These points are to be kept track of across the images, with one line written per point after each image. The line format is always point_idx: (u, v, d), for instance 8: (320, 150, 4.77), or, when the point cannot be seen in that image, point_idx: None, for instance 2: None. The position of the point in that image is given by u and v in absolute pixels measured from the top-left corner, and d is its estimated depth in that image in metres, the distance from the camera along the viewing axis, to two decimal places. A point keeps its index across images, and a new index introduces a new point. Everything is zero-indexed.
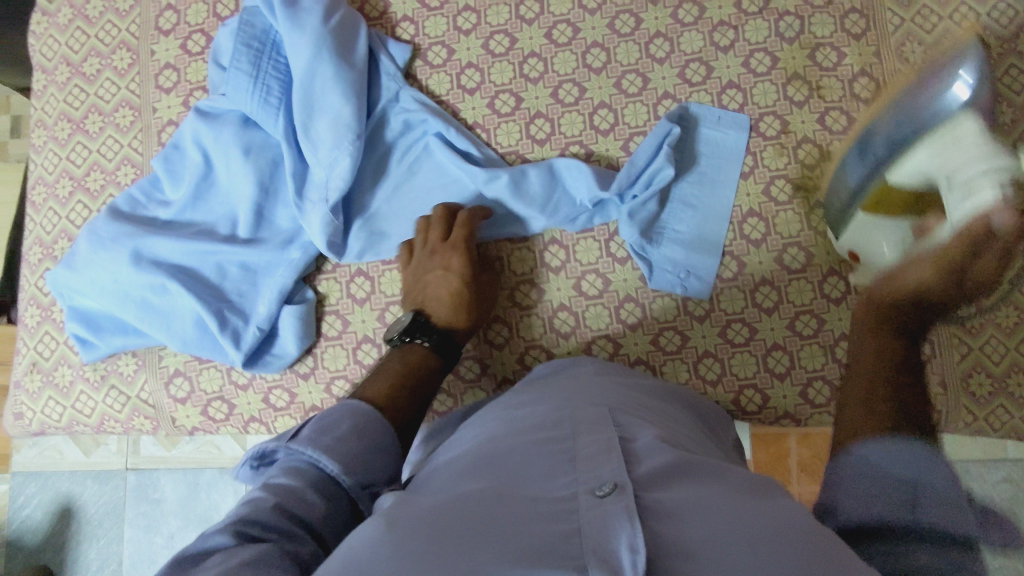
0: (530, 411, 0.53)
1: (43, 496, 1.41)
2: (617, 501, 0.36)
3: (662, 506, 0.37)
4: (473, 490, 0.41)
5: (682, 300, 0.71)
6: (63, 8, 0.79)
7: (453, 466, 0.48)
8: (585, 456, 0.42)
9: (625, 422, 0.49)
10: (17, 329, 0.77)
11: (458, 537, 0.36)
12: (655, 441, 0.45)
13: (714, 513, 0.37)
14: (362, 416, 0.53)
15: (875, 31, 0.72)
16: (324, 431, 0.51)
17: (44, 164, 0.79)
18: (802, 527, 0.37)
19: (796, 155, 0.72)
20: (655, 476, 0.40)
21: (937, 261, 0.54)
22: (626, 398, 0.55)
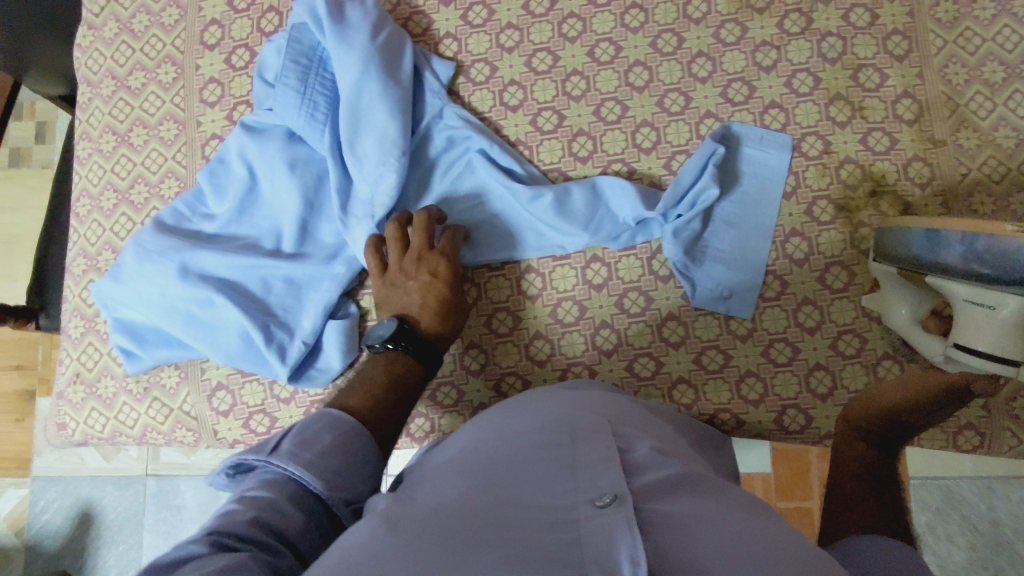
0: (528, 414, 0.54)
1: (63, 501, 1.40)
2: (616, 513, 0.38)
3: (661, 520, 0.39)
4: (476, 495, 0.43)
5: (725, 319, 0.72)
6: (109, 22, 0.81)
7: (452, 462, 0.50)
8: (587, 466, 0.44)
9: (624, 433, 0.50)
10: (60, 339, 0.78)
11: (464, 541, 0.38)
12: (653, 453, 0.47)
13: (705, 529, 0.39)
14: (344, 429, 0.51)
15: (917, 52, 0.73)
16: (305, 442, 0.49)
17: (89, 177, 0.79)
18: (794, 544, 0.39)
19: (838, 176, 0.72)
20: (653, 490, 0.42)
21: (906, 386, 0.63)
22: (627, 413, 0.57)
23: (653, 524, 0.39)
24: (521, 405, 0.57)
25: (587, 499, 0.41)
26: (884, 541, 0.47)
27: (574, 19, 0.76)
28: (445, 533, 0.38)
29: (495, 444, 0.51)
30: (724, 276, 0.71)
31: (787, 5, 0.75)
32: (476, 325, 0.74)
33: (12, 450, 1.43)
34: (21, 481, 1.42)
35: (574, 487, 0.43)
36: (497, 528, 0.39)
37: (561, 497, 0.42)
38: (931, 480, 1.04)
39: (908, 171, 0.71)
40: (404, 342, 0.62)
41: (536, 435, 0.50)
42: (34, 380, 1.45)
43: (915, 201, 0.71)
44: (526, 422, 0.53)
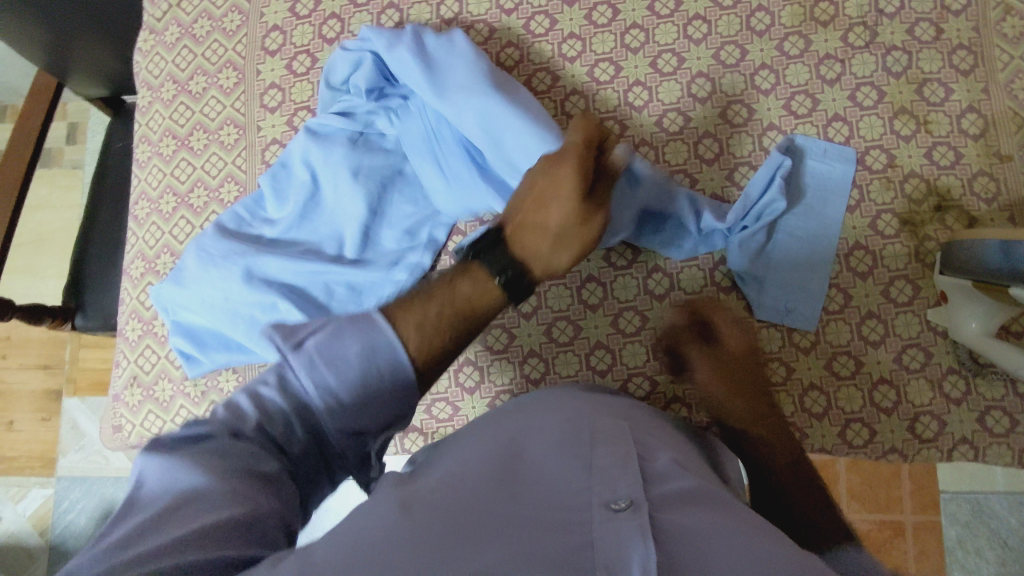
0: (544, 407, 0.53)
1: (88, 501, 1.39)
2: (630, 520, 0.38)
3: (673, 530, 0.38)
4: (486, 485, 0.42)
5: (787, 332, 0.71)
6: (171, 27, 0.83)
7: (464, 447, 0.49)
8: (603, 467, 0.43)
9: (644, 441, 0.49)
10: (117, 341, 0.79)
11: (470, 533, 0.37)
12: (673, 465, 0.46)
13: (717, 543, 0.38)
14: (379, 352, 0.41)
15: (983, 67, 0.72)
16: (332, 354, 0.41)
17: (149, 180, 0.81)
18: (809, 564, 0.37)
19: (903, 190, 0.72)
20: (667, 501, 0.41)
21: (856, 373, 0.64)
22: (643, 418, 0.55)
23: (665, 533, 0.38)
24: (537, 402, 0.56)
25: (601, 500, 0.40)
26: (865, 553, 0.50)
27: (636, 30, 0.76)
28: (452, 524, 0.38)
29: (509, 434, 0.49)
30: (783, 293, 0.71)
31: (851, 18, 0.74)
32: (537, 333, 0.74)
33: (36, 449, 1.43)
34: (46, 481, 1.42)
35: (589, 484, 0.42)
36: (506, 523, 0.38)
37: (574, 495, 0.41)
38: (962, 493, 1.02)
39: (973, 186, 0.71)
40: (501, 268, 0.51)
41: (553, 429, 0.49)
42: (61, 380, 1.44)
43: (980, 215, 0.70)
44: (543, 417, 0.52)
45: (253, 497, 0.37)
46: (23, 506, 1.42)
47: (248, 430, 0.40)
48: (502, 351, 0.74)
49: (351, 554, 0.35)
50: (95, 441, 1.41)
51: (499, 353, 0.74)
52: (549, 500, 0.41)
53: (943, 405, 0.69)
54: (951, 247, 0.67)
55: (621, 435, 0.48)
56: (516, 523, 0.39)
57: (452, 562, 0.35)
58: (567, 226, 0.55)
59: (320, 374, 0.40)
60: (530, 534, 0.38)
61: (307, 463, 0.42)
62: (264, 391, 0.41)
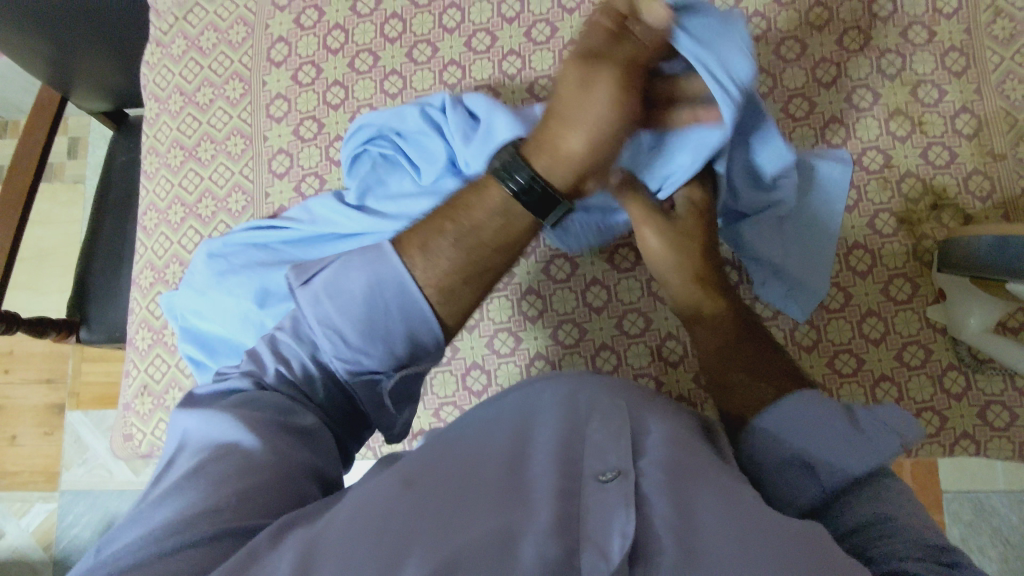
0: (547, 388, 0.58)
1: (93, 515, 1.38)
2: (615, 491, 0.43)
3: (656, 497, 0.44)
4: (487, 468, 0.47)
5: (789, 330, 0.73)
6: (178, 40, 0.84)
7: (473, 433, 0.54)
8: (595, 442, 0.48)
9: (639, 414, 0.54)
10: (127, 351, 0.79)
11: (469, 508, 0.43)
12: (664, 437, 0.50)
13: (694, 511, 0.43)
14: (376, 284, 0.50)
15: (975, 69, 0.74)
16: (337, 288, 0.51)
17: (157, 191, 0.82)
18: (776, 526, 0.42)
19: (900, 189, 0.73)
20: (651, 472, 0.46)
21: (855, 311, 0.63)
22: (643, 394, 0.59)
23: (648, 501, 0.44)
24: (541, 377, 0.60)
25: (591, 470, 0.45)
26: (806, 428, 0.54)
27: None
28: (455, 503, 0.44)
29: (514, 419, 0.54)
30: (782, 258, 0.70)
31: (845, 22, 0.76)
32: (542, 336, 0.75)
33: (40, 463, 1.43)
34: (50, 494, 1.42)
35: (580, 455, 0.47)
36: (505, 499, 0.44)
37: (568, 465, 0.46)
38: (964, 492, 1.02)
39: (968, 184, 0.72)
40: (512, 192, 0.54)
41: (552, 406, 0.53)
42: (65, 394, 1.44)
43: (975, 213, 0.72)
44: (543, 394, 0.56)
45: (283, 439, 0.48)
46: (27, 520, 1.41)
47: (270, 377, 0.52)
48: (508, 354, 0.75)
49: (369, 528, 0.41)
50: (98, 454, 1.41)
51: (506, 357, 0.75)
52: (545, 468, 0.46)
53: (944, 401, 0.70)
54: (947, 245, 0.69)
55: (615, 406, 0.52)
56: (514, 497, 0.44)
57: (458, 533, 0.41)
58: (598, 124, 0.53)
59: (328, 308, 0.50)
60: (527, 505, 0.43)
61: (337, 405, 0.54)
62: (282, 339, 0.54)
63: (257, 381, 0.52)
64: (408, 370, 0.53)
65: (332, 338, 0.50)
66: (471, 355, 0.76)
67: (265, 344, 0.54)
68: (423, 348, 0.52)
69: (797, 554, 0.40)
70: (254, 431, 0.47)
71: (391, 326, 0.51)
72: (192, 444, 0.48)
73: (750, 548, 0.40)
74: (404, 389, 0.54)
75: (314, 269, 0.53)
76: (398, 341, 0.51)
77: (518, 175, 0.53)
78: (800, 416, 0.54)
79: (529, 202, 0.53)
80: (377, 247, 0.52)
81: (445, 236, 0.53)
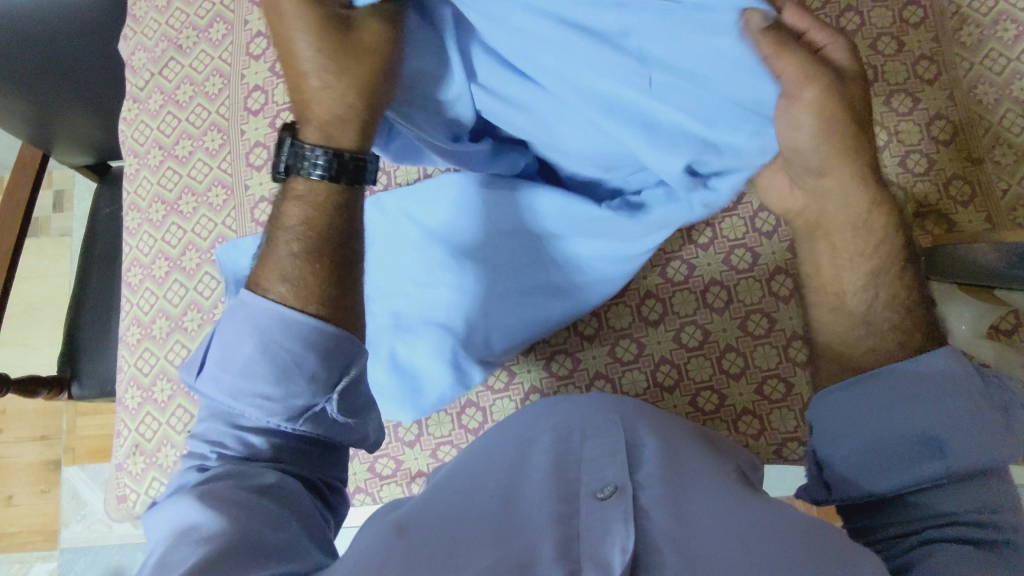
0: (540, 415, 0.57)
1: (92, 572, 1.35)
2: (615, 506, 0.43)
3: (655, 509, 0.43)
4: (484, 501, 0.47)
5: (783, 346, 0.71)
6: (155, 95, 0.85)
7: (469, 469, 0.53)
8: (591, 459, 0.48)
9: (635, 426, 0.53)
10: (117, 411, 0.78)
11: (469, 543, 0.43)
12: (660, 447, 0.50)
13: (696, 515, 0.43)
14: (262, 330, 0.49)
15: (947, 75, 0.74)
16: (232, 353, 0.50)
17: (140, 247, 0.82)
18: (777, 521, 0.42)
19: None
20: (651, 480, 0.46)
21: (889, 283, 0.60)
22: (635, 404, 0.58)
23: (648, 513, 0.43)
24: (537, 405, 0.60)
25: (588, 489, 0.45)
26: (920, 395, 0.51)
27: None
28: (449, 539, 0.43)
29: (510, 448, 0.54)
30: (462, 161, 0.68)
31: None
32: (535, 369, 0.74)
33: (37, 522, 1.40)
34: (50, 554, 1.39)
35: (577, 477, 0.47)
36: (502, 527, 0.43)
37: (565, 486, 0.46)
38: None
39: (949, 191, 0.73)
40: (337, 176, 0.52)
41: (548, 432, 0.53)
42: (60, 450, 1.42)
43: (959, 219, 0.72)
44: (539, 421, 0.56)
45: (251, 501, 0.46)
46: None
47: (212, 461, 0.50)
48: (503, 390, 0.75)
49: None
50: (96, 509, 1.38)
51: (500, 393, 0.75)
52: (541, 493, 0.45)
53: None
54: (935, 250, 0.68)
55: (610, 423, 0.52)
56: (513, 523, 0.44)
57: (457, 570, 0.40)
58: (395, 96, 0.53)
59: (233, 380, 0.50)
60: (525, 528, 0.43)
61: (299, 451, 0.52)
62: (205, 427, 0.52)
63: (202, 466, 0.50)
64: (342, 384, 0.50)
65: (257, 403, 0.49)
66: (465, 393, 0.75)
67: (196, 434, 0.52)
68: (344, 356, 0.50)
69: (796, 553, 0.39)
70: (205, 501, 0.46)
71: (295, 352, 0.49)
72: (156, 542, 0.46)
73: (753, 547, 0.40)
74: (351, 401, 0.52)
75: (206, 357, 0.51)
76: (309, 360, 0.49)
77: (317, 160, 0.52)
78: (928, 389, 0.51)
79: (343, 175, 0.53)
80: (244, 304, 0.50)
81: (292, 252, 0.51)
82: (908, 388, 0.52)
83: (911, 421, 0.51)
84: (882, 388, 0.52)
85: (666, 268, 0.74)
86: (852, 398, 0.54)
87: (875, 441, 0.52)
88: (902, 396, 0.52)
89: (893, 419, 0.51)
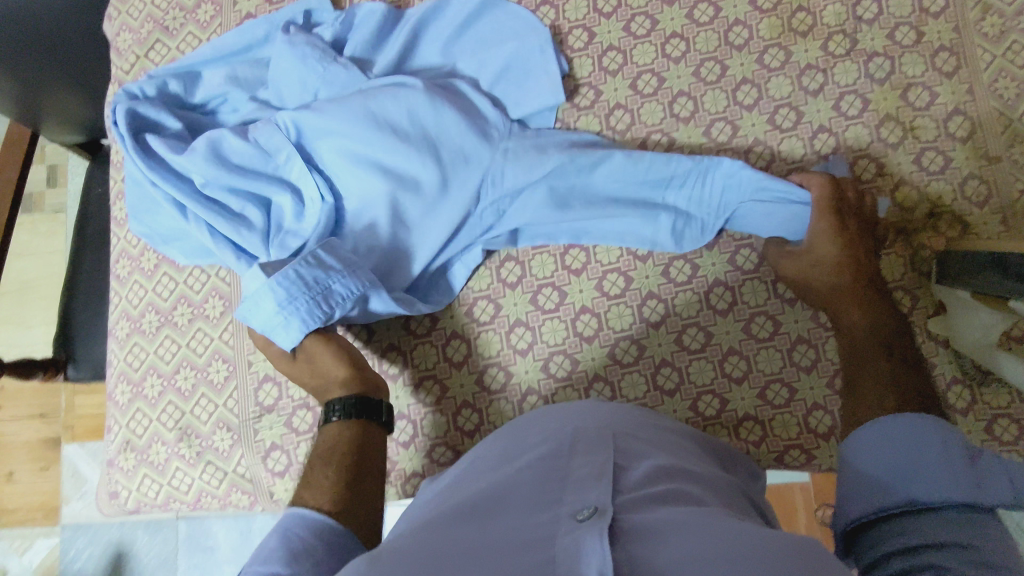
0: (530, 434, 0.55)
1: (95, 548, 1.37)
2: (593, 524, 0.40)
3: (636, 536, 0.41)
4: (459, 520, 0.45)
5: (787, 351, 0.69)
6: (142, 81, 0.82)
7: (449, 488, 0.52)
8: (575, 479, 0.46)
9: (629, 445, 0.52)
10: (107, 405, 0.78)
11: (442, 565, 0.40)
12: (652, 470, 0.49)
13: (684, 538, 0.40)
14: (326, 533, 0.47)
15: (966, 68, 0.71)
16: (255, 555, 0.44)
17: (128, 238, 0.81)
18: (772, 544, 0.39)
19: (895, 198, 0.70)
20: (637, 502, 0.44)
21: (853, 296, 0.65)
22: (634, 422, 0.57)
23: (629, 538, 0.41)
24: (528, 420, 0.58)
25: (570, 510, 0.43)
26: (943, 443, 0.50)
27: (613, 52, 0.77)
28: (421, 565, 0.40)
29: (495, 464, 0.52)
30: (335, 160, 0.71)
31: (830, 27, 0.74)
32: (533, 370, 0.73)
33: (36, 499, 1.40)
34: (51, 530, 1.39)
35: (561, 500, 0.44)
36: (477, 551, 0.41)
37: (546, 512, 0.44)
38: None
39: (964, 190, 0.69)
40: None
41: (534, 451, 0.51)
42: (57, 428, 1.41)
43: (973, 220, 0.69)
44: (528, 438, 0.54)
45: None
46: (29, 557, 1.39)
47: None
48: (500, 391, 0.73)
49: None
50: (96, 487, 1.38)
51: (496, 394, 0.73)
52: (524, 521, 0.43)
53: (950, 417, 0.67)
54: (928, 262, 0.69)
55: (601, 441, 0.51)
56: (487, 547, 0.41)
57: None
58: None
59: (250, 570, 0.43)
60: (500, 553, 0.40)
61: None
62: None
63: None
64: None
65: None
66: (461, 393, 0.73)
67: None
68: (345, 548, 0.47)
69: (788, 566, 0.37)
70: None
71: (312, 545, 0.45)
72: None
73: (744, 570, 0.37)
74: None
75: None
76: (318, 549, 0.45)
77: None
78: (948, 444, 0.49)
79: None
80: (287, 512, 0.48)
81: None
82: (929, 430, 0.51)
83: (926, 456, 0.49)
84: (901, 424, 0.52)
85: (669, 267, 0.72)
86: (880, 430, 0.53)
87: (884, 476, 0.51)
88: (928, 435, 0.51)
89: (910, 451, 0.51)
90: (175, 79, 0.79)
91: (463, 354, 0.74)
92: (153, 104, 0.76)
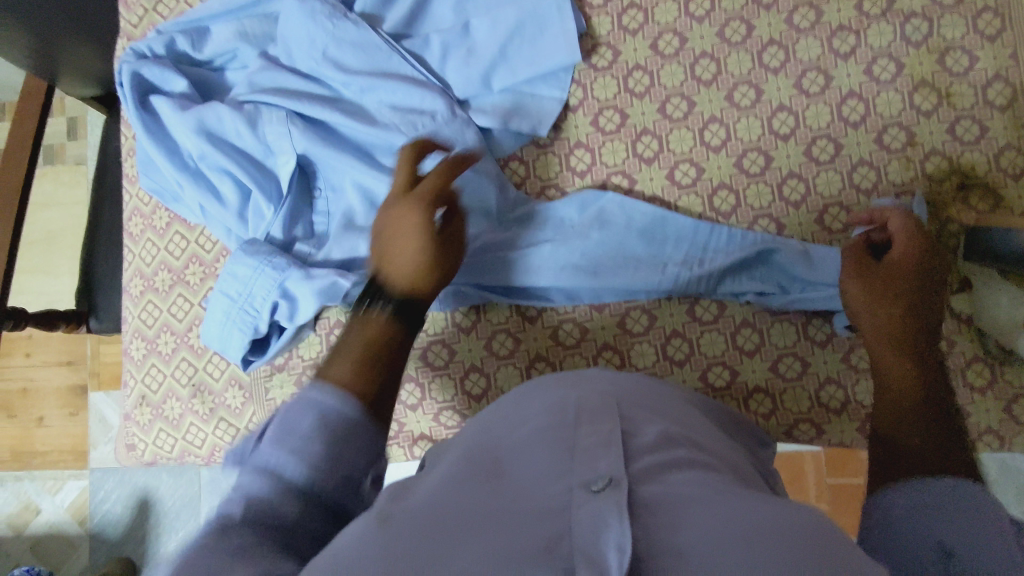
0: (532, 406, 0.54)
1: (123, 490, 1.42)
2: (609, 498, 0.39)
3: (648, 508, 0.39)
4: (465, 488, 0.44)
5: (801, 324, 0.68)
6: None
7: (451, 457, 0.50)
8: (584, 449, 0.45)
9: (632, 416, 0.51)
10: (123, 361, 0.79)
11: (452, 534, 0.38)
12: (659, 440, 0.48)
13: (700, 514, 0.39)
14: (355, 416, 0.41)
15: (1012, 31, 0.67)
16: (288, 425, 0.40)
17: (140, 196, 0.81)
18: (790, 519, 0.38)
19: (924, 168, 0.67)
20: (648, 473, 0.43)
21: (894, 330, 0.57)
22: (638, 393, 0.55)
23: (642, 510, 0.39)
24: (531, 390, 0.57)
25: (580, 482, 0.41)
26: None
27: (634, 9, 0.74)
28: (432, 531, 0.38)
29: (498, 436, 0.51)
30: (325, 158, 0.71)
31: None
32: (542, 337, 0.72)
33: (68, 442, 1.45)
34: (81, 472, 1.44)
35: (571, 469, 0.43)
36: (486, 520, 0.39)
37: (556, 481, 0.42)
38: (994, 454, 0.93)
39: (1001, 161, 0.66)
40: None
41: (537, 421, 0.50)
42: (85, 375, 1.45)
43: (1008, 194, 0.65)
44: (529, 410, 0.53)
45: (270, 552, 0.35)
46: (60, 497, 1.44)
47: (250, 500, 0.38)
48: (508, 356, 0.73)
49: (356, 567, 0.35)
50: None
51: (504, 359, 0.73)
52: (534, 491, 0.42)
53: (967, 396, 0.65)
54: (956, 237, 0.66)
55: (606, 412, 0.50)
56: (496, 517, 0.40)
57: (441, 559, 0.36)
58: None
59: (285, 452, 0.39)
60: (511, 524, 0.39)
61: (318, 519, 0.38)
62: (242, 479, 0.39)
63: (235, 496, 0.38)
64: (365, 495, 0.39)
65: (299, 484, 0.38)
66: (470, 358, 0.73)
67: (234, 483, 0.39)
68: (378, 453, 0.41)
69: (807, 540, 0.36)
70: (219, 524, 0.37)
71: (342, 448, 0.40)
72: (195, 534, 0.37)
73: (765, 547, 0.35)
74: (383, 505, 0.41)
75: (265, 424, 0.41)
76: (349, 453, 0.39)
77: None
78: None
79: None
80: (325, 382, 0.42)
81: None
82: None
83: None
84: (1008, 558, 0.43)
85: None
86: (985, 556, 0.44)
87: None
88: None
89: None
90: (183, 35, 0.78)
91: (472, 320, 0.74)
92: (160, 63, 0.75)
